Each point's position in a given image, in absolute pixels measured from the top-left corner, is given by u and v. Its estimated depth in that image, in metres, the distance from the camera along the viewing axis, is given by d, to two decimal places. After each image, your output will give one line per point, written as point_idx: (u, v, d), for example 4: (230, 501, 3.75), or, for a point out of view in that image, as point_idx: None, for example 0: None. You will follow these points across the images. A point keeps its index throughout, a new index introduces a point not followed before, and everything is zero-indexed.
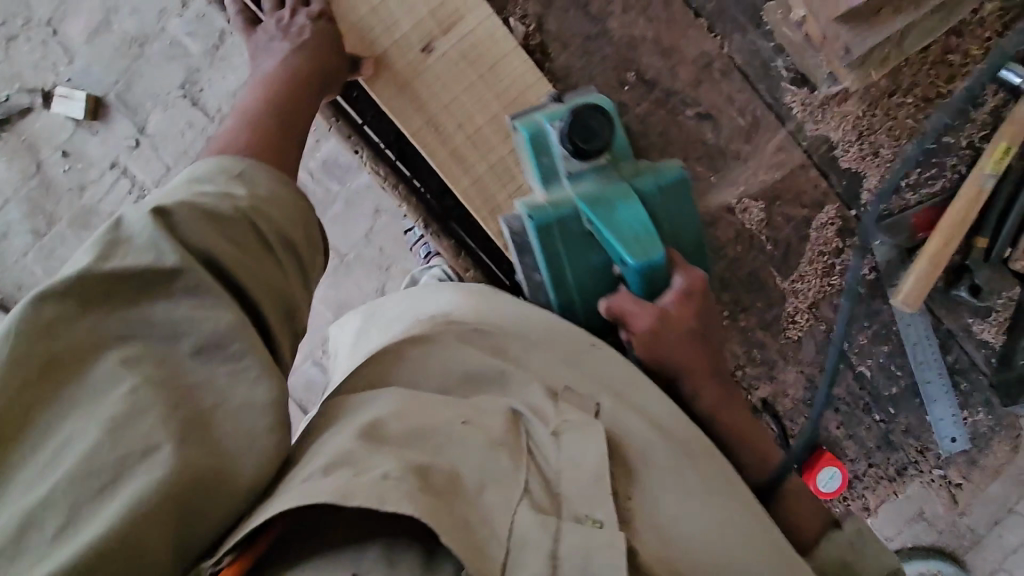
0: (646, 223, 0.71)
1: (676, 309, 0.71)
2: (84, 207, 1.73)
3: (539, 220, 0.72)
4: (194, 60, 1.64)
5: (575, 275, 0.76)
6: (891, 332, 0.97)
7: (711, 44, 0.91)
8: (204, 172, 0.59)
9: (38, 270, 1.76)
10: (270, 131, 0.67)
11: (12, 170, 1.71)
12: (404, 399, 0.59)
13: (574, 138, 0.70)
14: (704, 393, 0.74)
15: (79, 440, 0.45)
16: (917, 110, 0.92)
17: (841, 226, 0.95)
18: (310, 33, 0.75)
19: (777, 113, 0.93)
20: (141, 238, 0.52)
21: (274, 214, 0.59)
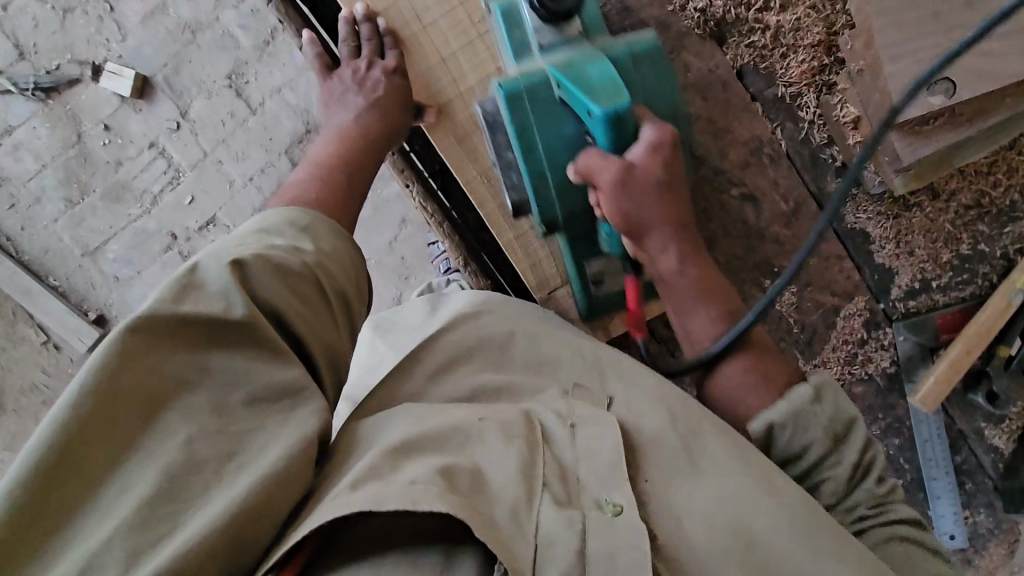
0: (616, 77, 0.64)
1: (644, 159, 0.65)
2: (117, 181, 1.77)
3: (509, 89, 0.68)
4: (244, 54, 1.67)
5: (546, 149, 0.70)
6: (905, 426, 0.99)
7: (763, 128, 0.93)
8: (274, 224, 0.60)
9: (66, 237, 1.80)
10: (338, 181, 0.70)
11: (54, 137, 1.75)
12: (418, 418, 0.60)
13: (545, 1, 0.67)
14: (669, 252, 0.70)
15: (143, 483, 0.45)
16: (956, 217, 0.94)
17: (869, 317, 0.97)
18: (384, 90, 0.77)
19: (818, 203, 0.95)
20: (215, 285, 0.52)
21: (334, 269, 0.61)
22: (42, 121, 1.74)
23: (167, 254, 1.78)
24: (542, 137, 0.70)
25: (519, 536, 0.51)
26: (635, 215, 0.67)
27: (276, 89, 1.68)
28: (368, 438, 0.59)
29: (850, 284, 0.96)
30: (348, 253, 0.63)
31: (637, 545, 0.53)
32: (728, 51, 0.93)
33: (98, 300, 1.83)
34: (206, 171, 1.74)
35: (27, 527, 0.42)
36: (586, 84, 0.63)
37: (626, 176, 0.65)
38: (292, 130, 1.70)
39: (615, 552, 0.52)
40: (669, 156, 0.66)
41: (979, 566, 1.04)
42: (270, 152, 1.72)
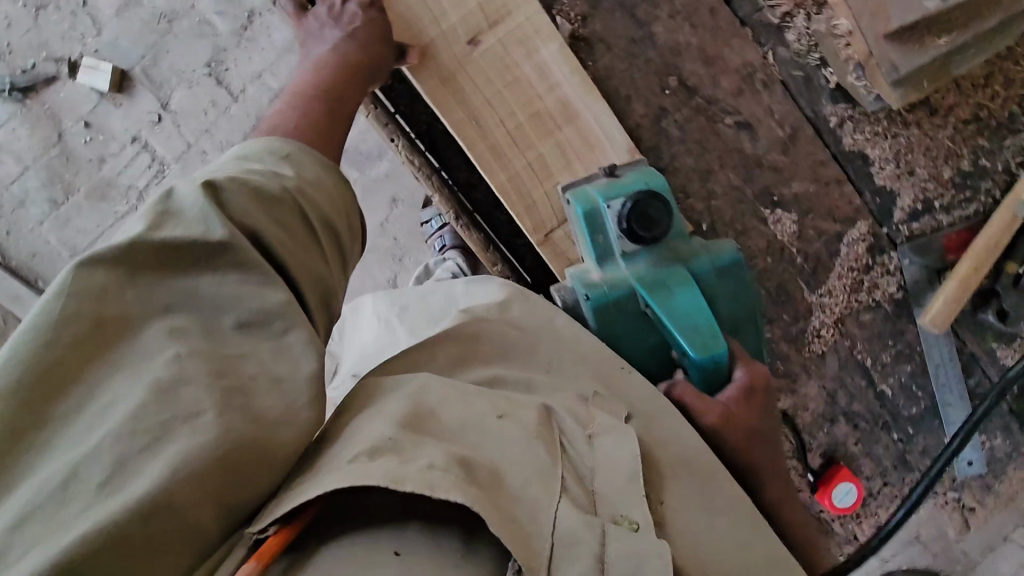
0: (706, 311, 0.72)
1: (738, 406, 0.70)
2: (102, 179, 1.73)
3: (597, 300, 0.75)
4: (222, 39, 1.64)
5: (630, 354, 0.78)
6: (916, 352, 0.97)
7: (754, 53, 0.91)
8: (253, 152, 0.58)
9: (54, 240, 1.77)
10: (318, 114, 0.67)
11: (35, 138, 1.72)
12: (445, 387, 0.58)
13: (633, 224, 0.72)
14: (768, 486, 0.73)
15: (124, 402, 0.43)
16: (956, 131, 0.92)
17: (873, 243, 0.95)
18: (360, 22, 0.76)
19: (816, 126, 0.93)
20: (191, 211, 0.50)
21: (320, 200, 0.59)
22: (21, 123, 1.71)
23: None
24: (626, 336, 0.77)
25: (537, 533, 0.48)
26: (731, 447, 0.71)
27: (256, 72, 1.65)
28: (389, 391, 0.58)
29: (852, 209, 0.94)
30: (334, 180, 0.61)
31: (661, 553, 0.50)
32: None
33: None
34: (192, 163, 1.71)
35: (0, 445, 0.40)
36: (681, 323, 0.71)
37: (724, 426, 0.70)
38: None
39: (639, 562, 0.49)
40: (761, 403, 0.71)
41: (1000, 492, 1.03)
42: None
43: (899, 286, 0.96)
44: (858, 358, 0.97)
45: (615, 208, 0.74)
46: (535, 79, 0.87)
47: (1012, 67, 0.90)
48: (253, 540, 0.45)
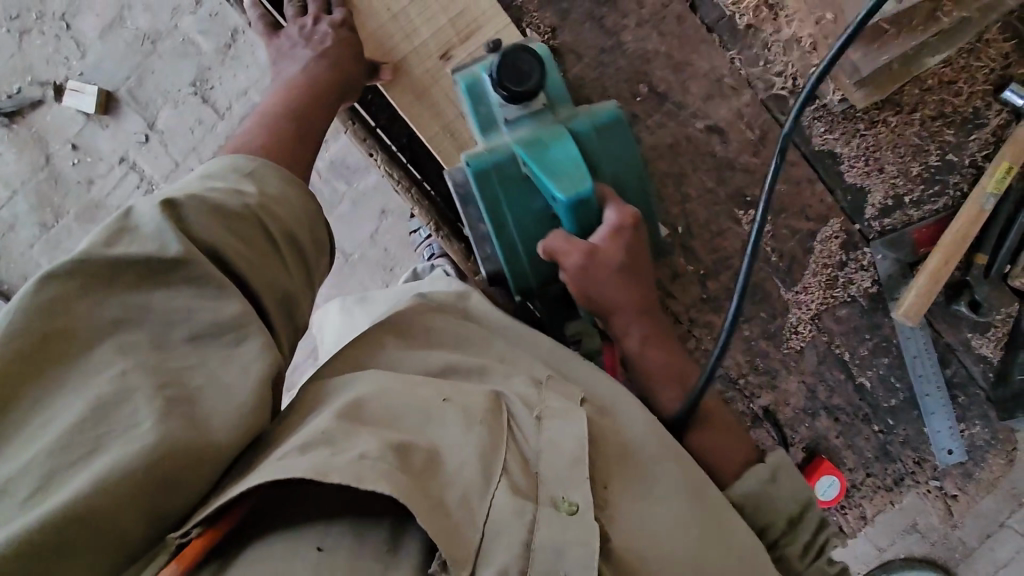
0: (578, 158, 0.73)
1: (606, 244, 0.73)
2: (91, 201, 1.75)
3: (477, 166, 0.74)
4: (206, 58, 1.66)
5: (516, 221, 0.77)
6: (893, 344, 0.99)
7: (722, 59, 0.93)
8: (218, 170, 0.59)
9: (45, 262, 1.78)
10: (287, 136, 0.68)
11: (22, 162, 1.73)
12: (384, 381, 0.60)
13: (506, 82, 0.71)
14: (632, 331, 0.77)
15: (65, 414, 0.45)
16: (922, 127, 0.94)
17: (845, 239, 0.97)
18: (331, 41, 0.77)
19: (785, 127, 0.95)
20: (148, 227, 0.51)
21: (284, 213, 0.59)
22: (8, 147, 1.72)
23: None
24: (512, 206, 0.77)
25: (468, 522, 0.50)
26: (599, 296, 0.76)
27: (241, 90, 1.67)
28: (332, 395, 0.59)
29: (824, 206, 0.96)
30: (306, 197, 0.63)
31: (586, 542, 0.51)
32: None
33: None
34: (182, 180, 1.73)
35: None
36: (552, 171, 0.72)
37: (587, 264, 0.73)
38: None
39: (561, 545, 0.51)
40: (627, 239, 0.74)
41: (981, 479, 1.05)
42: None
43: (875, 282, 0.98)
44: (837, 351, 0.99)
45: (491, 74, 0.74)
46: None
47: (973, 64, 0.92)
48: (176, 545, 0.46)
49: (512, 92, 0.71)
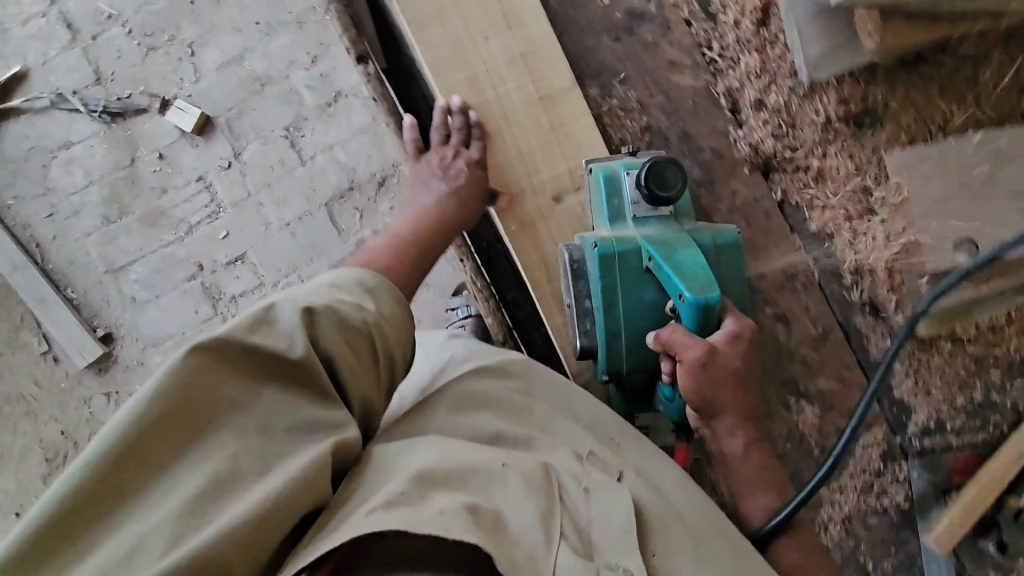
0: (705, 267, 0.79)
1: (725, 348, 0.76)
2: (157, 207, 1.87)
3: (603, 249, 0.84)
4: (306, 109, 1.85)
5: (626, 306, 0.85)
6: (915, 564, 1.00)
7: (799, 257, 1.01)
8: (345, 281, 0.65)
9: (94, 254, 1.89)
10: (411, 254, 0.78)
11: (109, 157, 1.87)
12: (444, 450, 0.65)
13: (651, 185, 0.83)
14: (738, 434, 0.78)
15: (187, 478, 0.50)
16: (972, 361, 1.00)
17: (885, 450, 1.00)
18: (465, 180, 0.91)
19: (847, 333, 1.02)
20: (283, 324, 0.58)
21: (390, 336, 0.65)
22: (101, 141, 1.86)
23: (189, 282, 1.88)
24: (625, 289, 0.85)
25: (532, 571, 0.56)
26: (714, 400, 0.76)
27: (329, 146, 1.85)
28: (389, 462, 0.62)
29: (868, 413, 1.01)
30: (403, 317, 0.67)
31: None
32: (772, 183, 1.04)
33: (110, 317, 1.90)
34: (247, 211, 1.86)
35: (72, 518, 0.46)
36: (681, 267, 0.79)
37: (706, 361, 0.75)
38: (336, 184, 1.85)
39: None
40: (744, 348, 0.77)
41: None
42: (311, 201, 1.85)
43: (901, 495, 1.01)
44: (861, 560, 1.00)
45: (631, 175, 0.87)
46: None
47: None
48: None
49: (650, 196, 0.84)
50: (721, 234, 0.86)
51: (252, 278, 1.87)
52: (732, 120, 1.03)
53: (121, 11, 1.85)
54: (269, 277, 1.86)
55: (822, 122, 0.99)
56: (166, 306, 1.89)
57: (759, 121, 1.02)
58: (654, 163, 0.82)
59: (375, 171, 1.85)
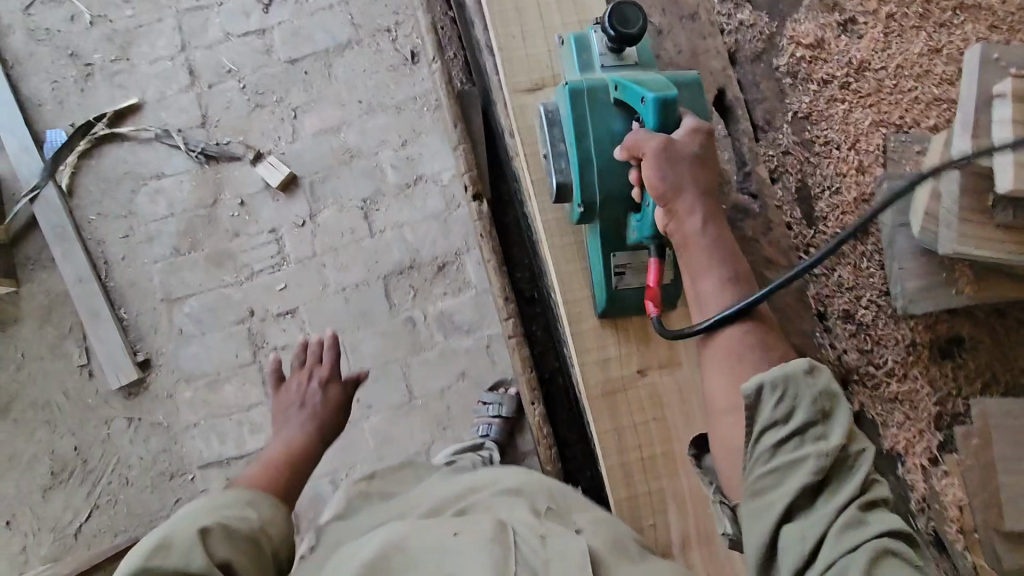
0: (661, 82, 1.16)
1: (683, 137, 1.11)
2: (226, 249, 2.29)
3: (575, 86, 1.22)
4: (386, 186, 2.30)
5: (601, 136, 1.21)
6: None
7: None
8: (226, 505, 1.20)
9: (157, 278, 2.28)
10: (284, 474, 1.42)
11: (196, 195, 2.32)
12: (394, 535, 1.08)
13: (616, 25, 1.19)
14: (696, 214, 1.08)
15: None
16: None
17: None
18: (322, 400, 1.58)
19: None
20: (178, 544, 1.07)
21: (268, 538, 1.20)
22: (190, 177, 2.33)
23: (237, 324, 2.25)
24: (600, 115, 1.22)
25: None
26: (678, 185, 1.08)
27: (400, 224, 2.28)
28: (352, 555, 1.06)
29: None
30: (273, 522, 1.24)
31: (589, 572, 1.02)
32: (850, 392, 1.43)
33: (151, 344, 2.25)
34: (309, 268, 2.27)
35: None
36: (645, 85, 1.16)
37: (661, 148, 1.08)
38: (397, 259, 2.26)
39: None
40: (701, 140, 1.12)
41: None
42: (371, 272, 2.26)
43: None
44: None
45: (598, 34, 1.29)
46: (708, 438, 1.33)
47: None
48: None
49: (611, 47, 1.26)
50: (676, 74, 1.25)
51: (298, 332, 2.24)
52: (821, 323, 1.45)
53: (240, 69, 2.36)
54: (314, 334, 2.24)
55: (900, 346, 1.43)
56: (210, 343, 2.24)
57: (842, 328, 1.45)
58: (618, 4, 1.19)
59: (436, 255, 2.26)
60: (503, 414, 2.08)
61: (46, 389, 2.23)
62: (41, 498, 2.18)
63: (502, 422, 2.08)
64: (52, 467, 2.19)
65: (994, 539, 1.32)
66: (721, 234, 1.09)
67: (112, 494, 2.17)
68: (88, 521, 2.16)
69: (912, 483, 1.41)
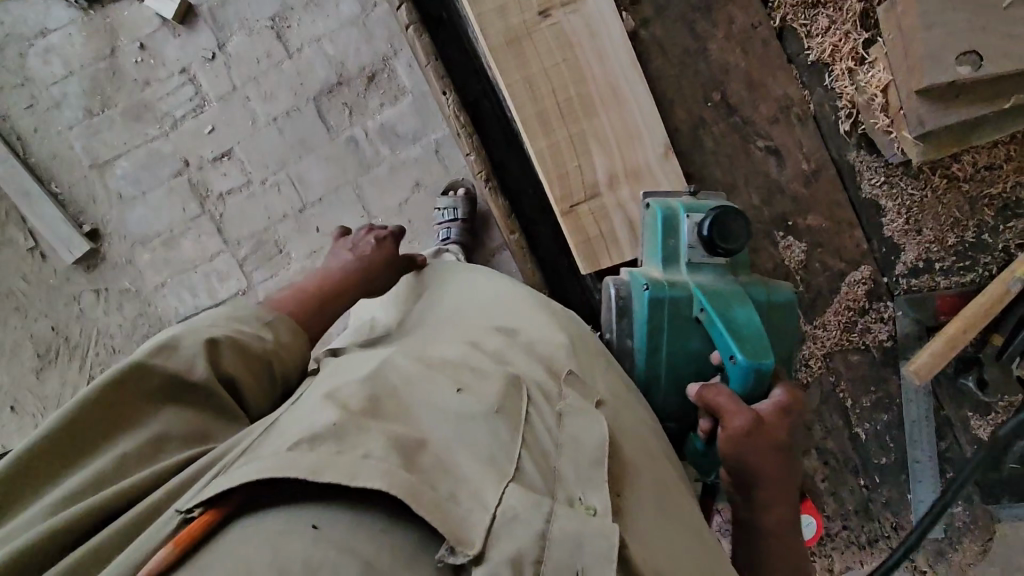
0: (754, 329, 1.13)
1: (770, 416, 1.04)
2: (140, 100, 2.13)
3: (655, 293, 1.22)
4: (292, 0, 2.09)
5: (671, 346, 1.23)
6: (894, 403, 1.60)
7: (793, 90, 1.50)
8: (246, 317, 1.07)
9: (78, 144, 2.15)
10: (304, 306, 1.28)
11: (90, 48, 2.11)
12: (376, 390, 0.88)
13: (717, 239, 1.18)
14: (764, 491, 1.03)
15: (107, 455, 0.84)
16: (950, 225, 1.50)
17: (871, 286, 1.56)
18: (373, 247, 1.51)
19: (842, 165, 1.52)
20: (186, 350, 0.93)
21: (282, 354, 1.07)
22: (77, 29, 2.11)
23: (176, 177, 2.15)
24: (678, 333, 1.22)
25: (479, 507, 0.74)
26: (752, 462, 1.02)
27: (317, 38, 2.10)
28: (303, 417, 0.83)
29: (802, 157, 1.52)
30: (297, 343, 1.11)
31: (604, 532, 0.75)
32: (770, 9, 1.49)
33: (95, 214, 2.17)
34: (233, 103, 2.13)
35: (40, 454, 0.82)
36: (737, 336, 1.11)
37: (748, 429, 1.01)
38: (323, 78, 2.11)
39: (583, 538, 0.74)
40: (787, 414, 1.05)
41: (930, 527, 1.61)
42: (299, 96, 2.12)
43: (830, 307, 1.57)
44: (839, 392, 1.60)
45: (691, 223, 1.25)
46: (635, 112, 1.43)
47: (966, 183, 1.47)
48: (184, 517, 0.73)
49: (701, 249, 1.23)
50: (770, 291, 1.23)
51: (240, 173, 2.15)
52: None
53: None
54: (257, 172, 2.14)
55: None
56: (154, 202, 2.16)
57: None
58: (721, 220, 1.17)
59: (363, 65, 2.10)
60: (459, 216, 2.02)
61: (4, 278, 2.20)
62: (35, 379, 2.21)
63: (461, 224, 2.03)
64: (37, 349, 2.21)
65: (918, 109, 1.32)
66: (792, 480, 1.05)
67: (102, 365, 2.20)
68: None
69: (837, 91, 1.48)
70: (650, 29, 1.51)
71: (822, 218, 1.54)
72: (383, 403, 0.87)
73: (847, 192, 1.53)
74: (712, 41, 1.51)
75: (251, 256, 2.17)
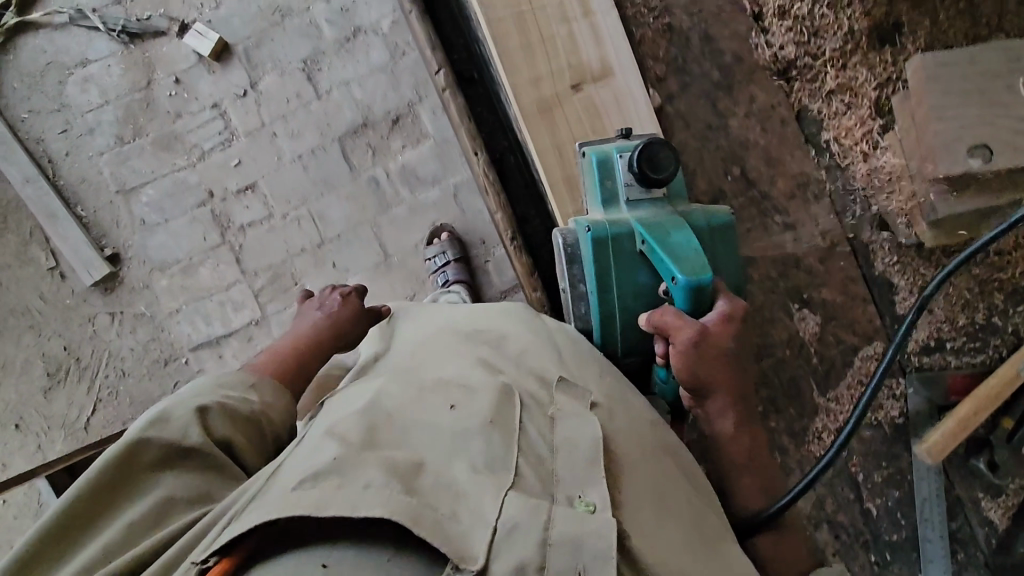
0: (693, 250, 1.14)
1: (717, 327, 1.07)
2: (171, 131, 2.21)
3: (597, 231, 1.23)
4: (324, 44, 2.18)
5: (621, 288, 1.23)
6: (905, 481, 1.60)
7: (809, 167, 1.61)
8: (231, 380, 1.07)
9: (107, 169, 2.21)
10: (282, 366, 1.31)
11: (127, 80, 2.20)
12: (372, 422, 0.90)
13: (648, 167, 1.21)
14: (715, 400, 1.08)
15: (111, 534, 0.83)
16: (961, 306, 1.55)
17: (883, 361, 1.58)
18: (342, 305, 1.53)
19: (854, 240, 1.59)
20: (177, 422, 0.93)
21: (275, 414, 1.07)
22: (117, 61, 2.20)
23: (199, 208, 2.21)
24: (625, 269, 1.23)
25: (480, 525, 0.77)
26: (703, 376, 1.06)
27: (346, 82, 2.18)
28: (307, 453, 0.85)
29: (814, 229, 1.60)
30: (286, 401, 1.11)
31: (604, 532, 0.78)
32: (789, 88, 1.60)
33: (117, 238, 2.22)
34: (260, 138, 2.20)
35: (48, 544, 0.82)
36: (675, 258, 1.13)
37: (695, 341, 1.05)
38: (350, 119, 2.19)
39: (581, 538, 0.76)
40: (734, 325, 1.09)
41: None
42: (324, 135, 2.19)
43: (844, 380, 1.58)
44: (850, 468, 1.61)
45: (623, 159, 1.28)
46: None
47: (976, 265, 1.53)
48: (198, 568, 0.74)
49: (637, 182, 1.26)
50: (709, 215, 1.25)
51: (262, 206, 2.20)
52: (755, 26, 1.61)
53: None
54: (278, 206, 2.20)
55: (838, 35, 1.51)
56: (175, 230, 2.21)
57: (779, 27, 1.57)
58: (648, 146, 1.19)
59: (388, 109, 2.18)
60: (451, 256, 2.07)
61: (22, 295, 2.23)
62: (43, 399, 2.22)
63: (455, 263, 2.08)
64: (47, 369, 2.22)
65: (930, 194, 1.40)
66: (746, 380, 1.10)
67: (111, 388, 2.21)
68: (95, 414, 2.21)
69: (853, 173, 1.57)
70: (674, 105, 1.61)
71: (832, 289, 1.60)
72: (382, 433, 0.89)
73: (860, 268, 1.59)
74: (733, 118, 1.61)
75: (267, 287, 2.20)
